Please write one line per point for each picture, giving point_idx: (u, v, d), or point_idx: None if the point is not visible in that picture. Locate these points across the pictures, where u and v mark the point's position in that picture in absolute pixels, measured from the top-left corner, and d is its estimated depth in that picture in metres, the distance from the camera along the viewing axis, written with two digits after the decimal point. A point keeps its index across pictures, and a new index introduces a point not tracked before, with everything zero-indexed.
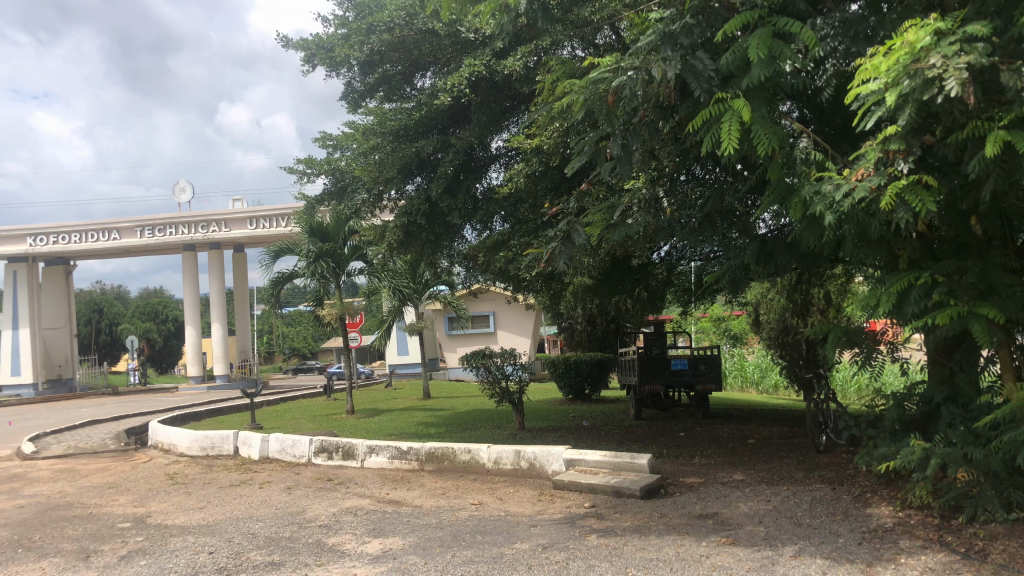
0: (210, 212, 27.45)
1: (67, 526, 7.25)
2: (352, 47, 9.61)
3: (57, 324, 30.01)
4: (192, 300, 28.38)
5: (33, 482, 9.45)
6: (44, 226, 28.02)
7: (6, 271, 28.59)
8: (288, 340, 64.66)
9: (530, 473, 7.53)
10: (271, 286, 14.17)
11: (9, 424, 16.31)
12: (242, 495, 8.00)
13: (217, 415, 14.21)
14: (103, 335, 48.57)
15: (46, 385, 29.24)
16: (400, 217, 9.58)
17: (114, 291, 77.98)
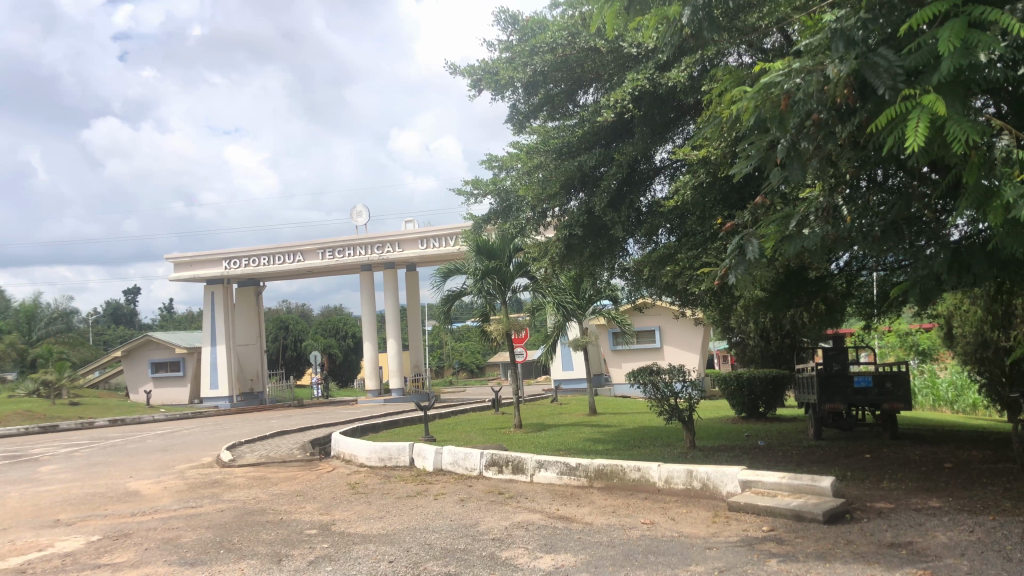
0: (384, 234, 28.76)
1: (261, 530, 7.78)
2: (516, 69, 9.85)
3: (249, 341, 32.42)
4: (369, 317, 29.80)
5: (232, 488, 10.23)
6: (238, 250, 30.38)
7: (206, 292, 31.22)
8: (456, 355, 66.74)
9: (703, 494, 7.32)
10: (441, 302, 14.64)
11: (209, 433, 17.72)
12: (419, 506, 8.28)
13: (393, 427, 14.82)
14: (290, 350, 52.03)
15: (239, 398, 31.59)
16: (561, 231, 9.71)
17: (298, 309, 83.51)
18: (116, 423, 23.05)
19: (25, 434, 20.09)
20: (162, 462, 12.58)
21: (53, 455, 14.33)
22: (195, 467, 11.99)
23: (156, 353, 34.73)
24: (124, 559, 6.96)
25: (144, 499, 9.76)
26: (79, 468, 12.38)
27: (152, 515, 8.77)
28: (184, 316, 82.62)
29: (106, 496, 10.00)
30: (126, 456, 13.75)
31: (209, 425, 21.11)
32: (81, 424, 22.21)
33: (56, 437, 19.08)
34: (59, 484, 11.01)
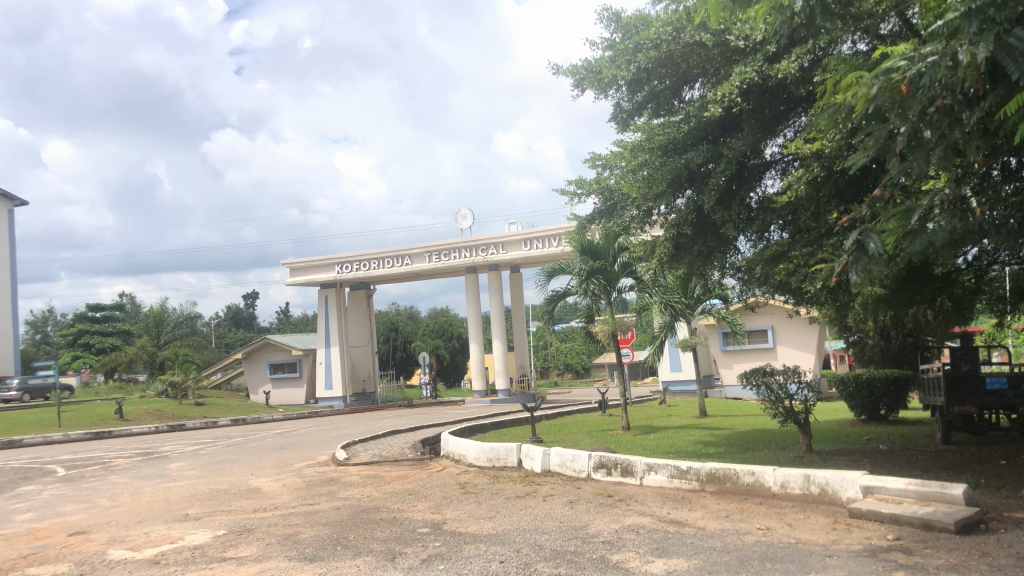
0: (488, 236, 29.04)
1: (375, 528, 7.97)
2: (619, 67, 9.77)
3: (361, 343, 33.34)
4: (475, 319, 30.16)
5: (347, 486, 10.52)
6: (349, 255, 31.32)
7: (320, 295, 32.31)
8: (562, 356, 66.86)
9: (822, 500, 7.06)
10: (546, 304, 14.67)
11: (325, 433, 18.31)
12: (528, 507, 8.31)
13: (501, 428, 14.95)
14: (400, 351, 53.27)
15: (352, 398, 32.54)
16: (669, 230, 9.56)
17: (406, 311, 85.38)
18: (238, 422, 24.13)
19: (157, 433, 21.29)
20: (281, 460, 13.09)
21: (182, 453, 15.12)
22: (311, 465, 12.40)
23: (273, 355, 36.18)
24: (248, 553, 7.27)
25: (264, 495, 10.17)
26: (206, 466, 13.02)
27: (273, 511, 9.13)
28: (299, 319, 85.87)
29: (230, 493, 10.47)
30: (248, 454, 14.36)
31: (324, 424, 21.83)
32: (206, 424, 23.35)
33: (184, 435, 20.13)
34: (188, 480, 11.59)
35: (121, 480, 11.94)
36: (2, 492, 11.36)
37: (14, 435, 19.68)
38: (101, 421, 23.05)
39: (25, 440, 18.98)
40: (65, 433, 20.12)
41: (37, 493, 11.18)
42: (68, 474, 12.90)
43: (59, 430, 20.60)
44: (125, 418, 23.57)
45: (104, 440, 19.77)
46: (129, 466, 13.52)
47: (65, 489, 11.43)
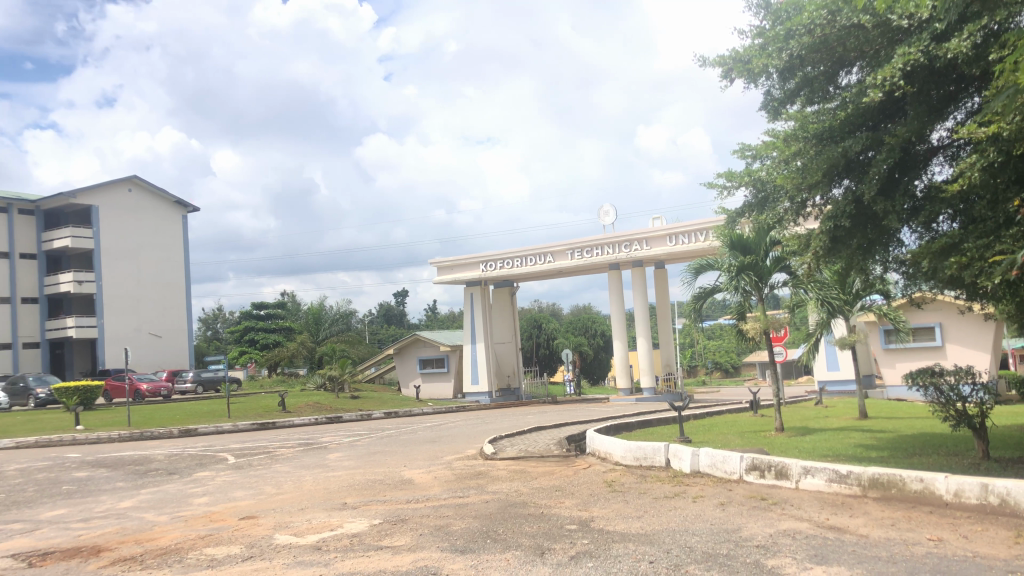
0: (632, 232, 28.75)
1: (524, 522, 8.06)
2: (770, 56, 9.45)
3: (506, 339, 33.86)
4: (619, 316, 29.94)
5: (495, 480, 10.70)
6: (493, 253, 31.84)
7: (466, 293, 33.06)
8: (710, 355, 65.47)
9: (1002, 511, 6.56)
10: (694, 300, 14.37)
11: (472, 427, 18.72)
12: (677, 508, 8.15)
13: (648, 427, 14.76)
14: (543, 348, 53.81)
15: (498, 393, 33.10)
16: (826, 223, 9.16)
17: (550, 309, 86.01)
18: (390, 415, 25.05)
19: (316, 424, 22.43)
20: (432, 453, 13.48)
21: (340, 444, 15.85)
22: (461, 459, 12.69)
23: (423, 351, 37.34)
24: (402, 542, 7.52)
25: (417, 487, 10.49)
26: (362, 456, 13.58)
27: (425, 502, 9.40)
28: (446, 316, 88.37)
29: (384, 483, 10.87)
30: (401, 446, 14.87)
31: (471, 418, 22.32)
32: (360, 416, 24.40)
33: (342, 427, 21.11)
34: (345, 470, 12.13)
35: (285, 468, 12.65)
36: (181, 477, 12.29)
37: (190, 424, 21.24)
38: (265, 412, 24.49)
39: (200, 429, 20.45)
40: (235, 423, 21.51)
41: (211, 478, 12.01)
42: (238, 462, 13.79)
43: (230, 420, 22.05)
44: (287, 410, 24.98)
45: (269, 430, 21.01)
46: (292, 455, 14.30)
47: (235, 475, 12.23)
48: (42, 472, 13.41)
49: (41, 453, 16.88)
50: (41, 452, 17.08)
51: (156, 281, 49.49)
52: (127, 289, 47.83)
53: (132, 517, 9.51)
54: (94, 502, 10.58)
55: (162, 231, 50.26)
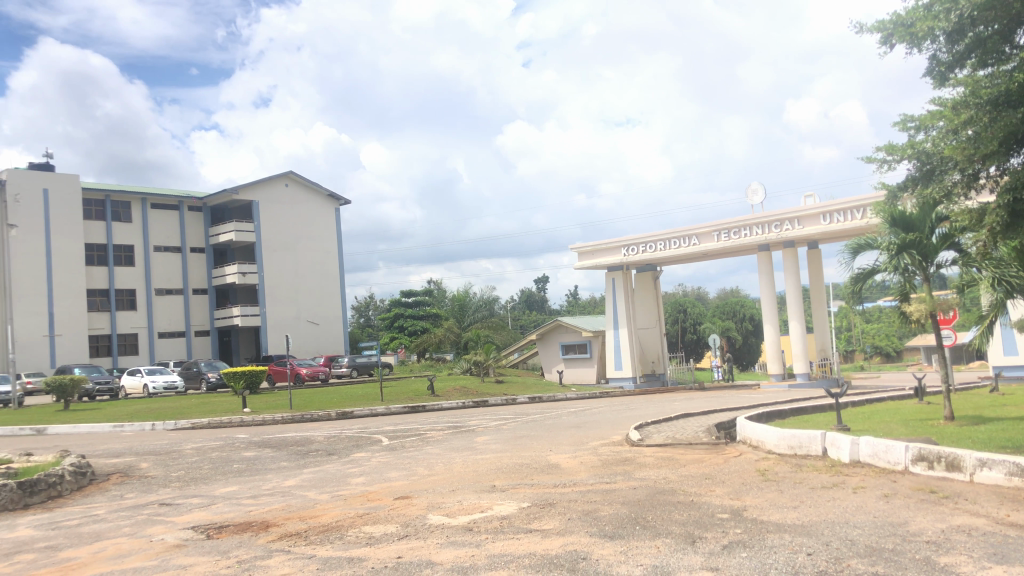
0: (782, 211, 27.65)
1: (673, 510, 7.94)
2: (936, 17, 8.85)
3: (650, 324, 33.55)
4: (769, 298, 28.94)
5: (643, 466, 10.59)
6: (635, 237, 31.47)
7: (608, 278, 32.87)
8: (869, 339, 62.30)
9: None
10: (852, 282, 13.65)
11: (618, 413, 18.61)
12: (836, 499, 7.79)
13: (803, 415, 14.16)
14: (690, 333, 53.39)
15: (642, 379, 32.77)
16: (1003, 195, 8.45)
17: (694, 293, 84.26)
18: (535, 400, 25.31)
19: (465, 408, 22.97)
20: (578, 438, 13.50)
21: (487, 427, 16.13)
22: (606, 444, 12.64)
23: (565, 336, 37.49)
24: (551, 526, 7.57)
25: (564, 471, 10.53)
26: (509, 440, 13.76)
27: (572, 487, 9.43)
28: (589, 301, 88.40)
29: (532, 467, 10.98)
30: (547, 431, 14.97)
31: (617, 404, 22.20)
32: (506, 401, 24.77)
33: (488, 411, 21.51)
34: (493, 453, 12.35)
35: (436, 450, 13.02)
36: (340, 457, 12.89)
37: (346, 407, 22.25)
38: (415, 396, 25.29)
39: (356, 412, 21.38)
40: (388, 406, 22.33)
41: (367, 459, 12.52)
42: (391, 444, 14.30)
43: (382, 404, 22.93)
44: (436, 394, 25.69)
45: (420, 413, 21.68)
46: (442, 438, 14.69)
47: (390, 456, 12.70)
48: (214, 451, 14.39)
49: (214, 433, 18.15)
50: (214, 432, 18.34)
51: (312, 272, 52.08)
52: (287, 279, 50.61)
53: (296, 495, 10.07)
54: (262, 480, 11.28)
55: (317, 223, 52.81)
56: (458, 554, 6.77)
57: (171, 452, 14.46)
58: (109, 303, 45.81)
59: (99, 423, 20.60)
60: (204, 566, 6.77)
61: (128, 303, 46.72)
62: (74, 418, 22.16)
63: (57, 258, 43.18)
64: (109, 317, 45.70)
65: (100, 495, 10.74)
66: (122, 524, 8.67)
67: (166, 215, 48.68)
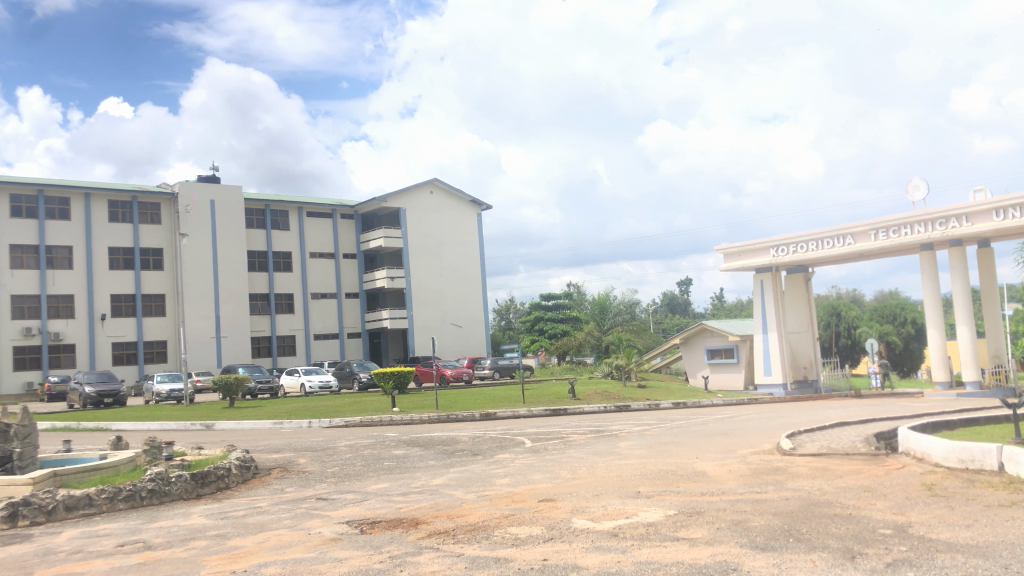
0: (948, 207, 25.88)
1: (830, 523, 7.55)
2: None
3: (801, 328, 32.30)
4: (935, 301, 27.16)
5: (795, 476, 10.14)
6: (784, 237, 30.34)
7: (755, 280, 31.87)
8: None
9: None
10: None
11: (767, 420, 17.98)
12: (1015, 519, 7.18)
13: (974, 426, 13.17)
14: (844, 338, 51.26)
15: (794, 386, 31.49)
16: None
17: (849, 295, 80.14)
18: (679, 405, 24.84)
19: (607, 412, 22.82)
20: (726, 446, 13.11)
21: (630, 432, 15.94)
22: (756, 453, 12.22)
23: (710, 341, 36.62)
24: (700, 535, 7.38)
25: (711, 480, 10.24)
26: (653, 446, 13.55)
27: (721, 496, 9.15)
28: (735, 304, 85.91)
29: (677, 474, 10.76)
30: (692, 437, 14.62)
31: (766, 411, 21.43)
32: (649, 406, 24.43)
33: (630, 416, 21.27)
34: (637, 459, 12.20)
35: (580, 454, 13.00)
36: (484, 458, 13.09)
37: (490, 408, 22.61)
38: (557, 399, 25.38)
39: (499, 413, 21.67)
40: (529, 408, 22.51)
41: (510, 461, 12.65)
42: (534, 446, 14.39)
43: (525, 406, 23.16)
44: (578, 397, 25.69)
45: (561, 416, 21.70)
46: (585, 441, 14.64)
47: (533, 459, 12.77)
48: (367, 448, 14.97)
49: (365, 431, 18.89)
50: (364, 431, 19.07)
51: (455, 275, 53.34)
52: (432, 283, 52.03)
53: (444, 493, 10.29)
54: (411, 478, 11.61)
55: (459, 228, 54.02)
56: (604, 559, 6.70)
57: (326, 449, 15.13)
58: (269, 306, 48.61)
59: (261, 421, 21.86)
60: (359, 560, 7.02)
61: (286, 306, 49.38)
62: (238, 415, 23.64)
63: (223, 264, 46.19)
64: (269, 320, 48.48)
65: (263, 488, 11.38)
66: (283, 516, 9.15)
67: (320, 223, 51.17)
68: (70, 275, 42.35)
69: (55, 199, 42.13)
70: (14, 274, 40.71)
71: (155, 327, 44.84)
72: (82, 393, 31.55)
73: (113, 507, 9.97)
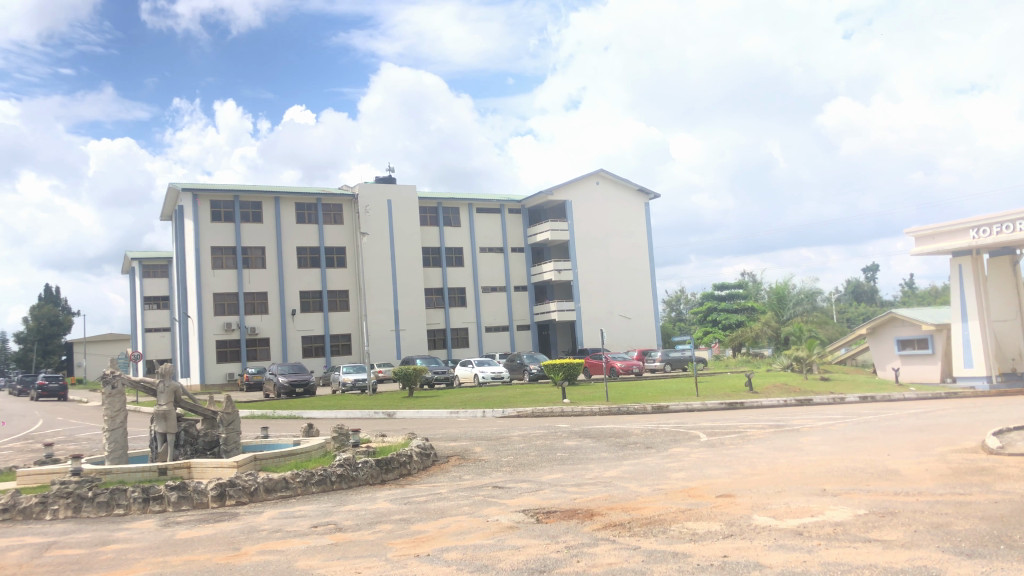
0: None
1: None
2: None
3: (1007, 316, 29.64)
4: None
5: (1004, 477, 9.28)
6: (985, 217, 27.84)
7: (952, 264, 29.55)
8: None
9: None
10: None
11: (970, 415, 16.58)
12: None
13: None
14: None
15: (1001, 380, 28.85)
16: None
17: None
18: (867, 399, 23.42)
19: (787, 406, 21.88)
20: (923, 443, 12.18)
21: (813, 427, 15.21)
22: (957, 451, 11.28)
23: (901, 330, 34.33)
24: (894, 537, 6.90)
25: (906, 479, 9.55)
26: (840, 442, 12.82)
27: (918, 497, 8.51)
28: (928, 291, 80.20)
29: (867, 472, 10.12)
30: (884, 433, 13.71)
31: (968, 406, 19.77)
32: (834, 399, 23.19)
33: (814, 410, 20.27)
34: (822, 455, 11.59)
35: (759, 449, 12.53)
36: (658, 451, 12.88)
37: (663, 401, 22.27)
38: (733, 392, 24.62)
39: (672, 406, 21.30)
40: (704, 401, 21.99)
41: (686, 454, 12.40)
42: (709, 439, 14.01)
43: (699, 399, 22.63)
44: (756, 391, 24.80)
45: (738, 410, 21.04)
46: (765, 436, 14.09)
47: (710, 453, 12.44)
48: (540, 439, 15.13)
49: (538, 422, 19.15)
50: (537, 421, 19.31)
51: (624, 266, 52.99)
52: (600, 274, 51.96)
53: (618, 485, 10.22)
54: (585, 469, 11.62)
55: (627, 219, 53.62)
56: (788, 558, 6.41)
57: (500, 438, 15.45)
58: (443, 300, 50.32)
59: (438, 410, 22.67)
60: (535, 548, 7.09)
61: (458, 300, 50.92)
62: (417, 405, 24.63)
63: (399, 260, 48.25)
64: (444, 313, 50.18)
65: (442, 475, 11.76)
66: (462, 503, 9.40)
67: (489, 218, 52.40)
68: (264, 274, 45.55)
69: (250, 203, 45.52)
70: (216, 273, 44.23)
71: (340, 321, 47.51)
72: (277, 383, 33.99)
73: (307, 490, 10.64)
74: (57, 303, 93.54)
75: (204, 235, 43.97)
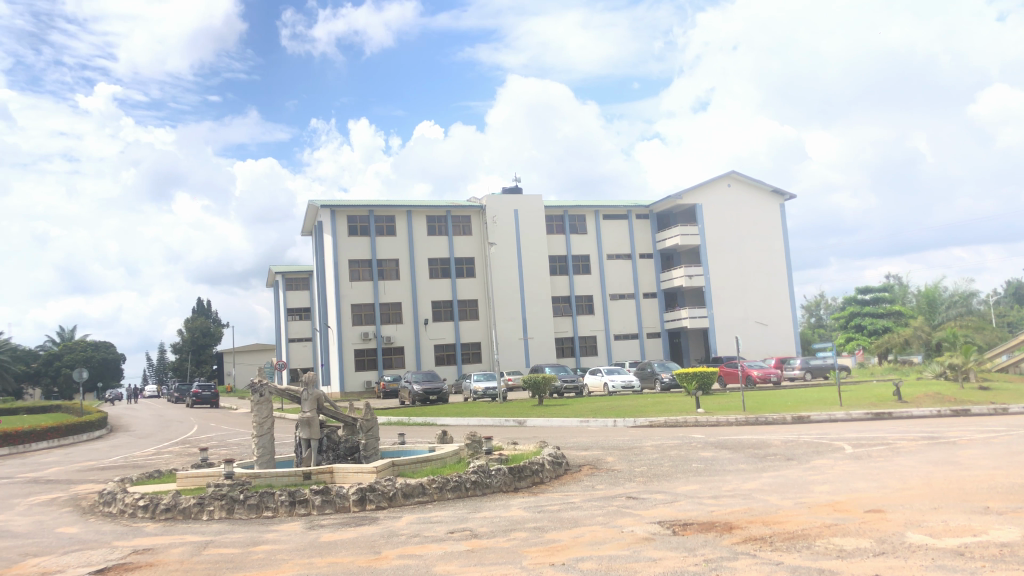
0: None
1: None
2: None
3: None
4: None
5: None
6: None
7: None
8: None
9: None
10: None
11: None
12: None
13: None
14: None
15: None
16: None
17: None
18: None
19: (941, 417, 20.53)
20: None
21: (973, 440, 14.19)
22: None
23: None
24: None
25: None
26: (1004, 456, 11.89)
27: None
28: None
29: None
30: None
31: None
32: (995, 410, 21.58)
33: (972, 421, 18.93)
34: (985, 470, 10.77)
35: (912, 462, 11.79)
36: (800, 463, 12.34)
37: (804, 411, 21.39)
38: (879, 402, 23.37)
39: (813, 416, 20.44)
40: (849, 411, 20.96)
41: (831, 467, 11.84)
42: (856, 452, 13.30)
43: (843, 409, 21.60)
44: (905, 400, 23.43)
45: (887, 421, 19.93)
46: (918, 449, 13.25)
47: (857, 466, 11.83)
48: (675, 449, 14.80)
49: (672, 432, 18.81)
50: (670, 431, 18.96)
51: (760, 271, 51.36)
52: (734, 279, 50.60)
53: (758, 498, 9.84)
54: (722, 481, 11.28)
55: (762, 221, 51.96)
56: None
57: (634, 448, 15.23)
58: (571, 308, 50.39)
59: (570, 418, 22.66)
60: (673, 561, 6.91)
61: (586, 308, 50.83)
62: (548, 413, 24.71)
63: (527, 270, 48.63)
64: (572, 321, 50.29)
65: (575, 484, 11.70)
66: (596, 513, 9.30)
67: (616, 225, 52.06)
68: (398, 285, 46.98)
69: (384, 217, 47.11)
70: (353, 285, 45.98)
71: (470, 330, 48.36)
72: (412, 392, 34.90)
73: (444, 496, 10.82)
74: (209, 315, 99.83)
75: (342, 249, 45.83)
